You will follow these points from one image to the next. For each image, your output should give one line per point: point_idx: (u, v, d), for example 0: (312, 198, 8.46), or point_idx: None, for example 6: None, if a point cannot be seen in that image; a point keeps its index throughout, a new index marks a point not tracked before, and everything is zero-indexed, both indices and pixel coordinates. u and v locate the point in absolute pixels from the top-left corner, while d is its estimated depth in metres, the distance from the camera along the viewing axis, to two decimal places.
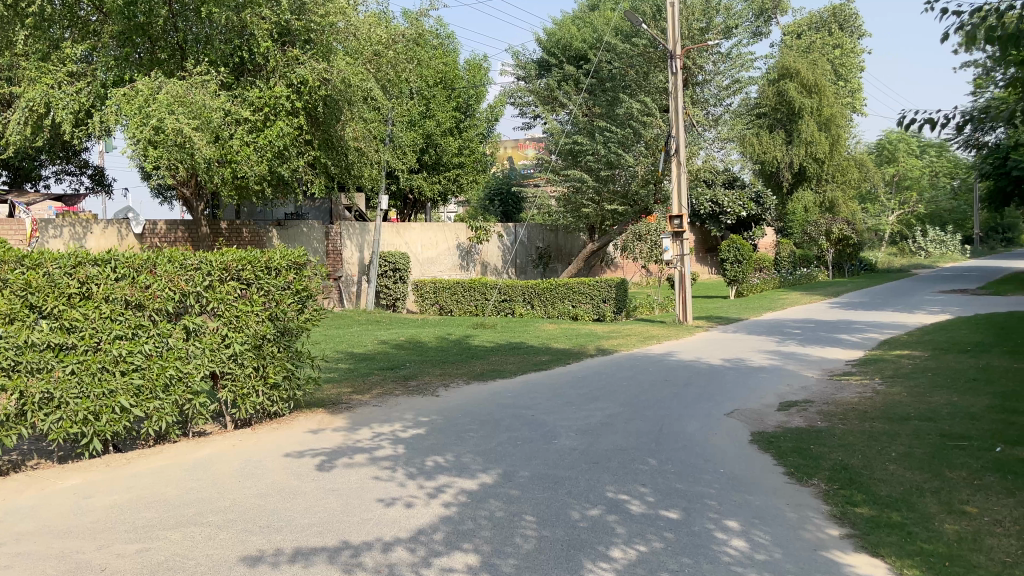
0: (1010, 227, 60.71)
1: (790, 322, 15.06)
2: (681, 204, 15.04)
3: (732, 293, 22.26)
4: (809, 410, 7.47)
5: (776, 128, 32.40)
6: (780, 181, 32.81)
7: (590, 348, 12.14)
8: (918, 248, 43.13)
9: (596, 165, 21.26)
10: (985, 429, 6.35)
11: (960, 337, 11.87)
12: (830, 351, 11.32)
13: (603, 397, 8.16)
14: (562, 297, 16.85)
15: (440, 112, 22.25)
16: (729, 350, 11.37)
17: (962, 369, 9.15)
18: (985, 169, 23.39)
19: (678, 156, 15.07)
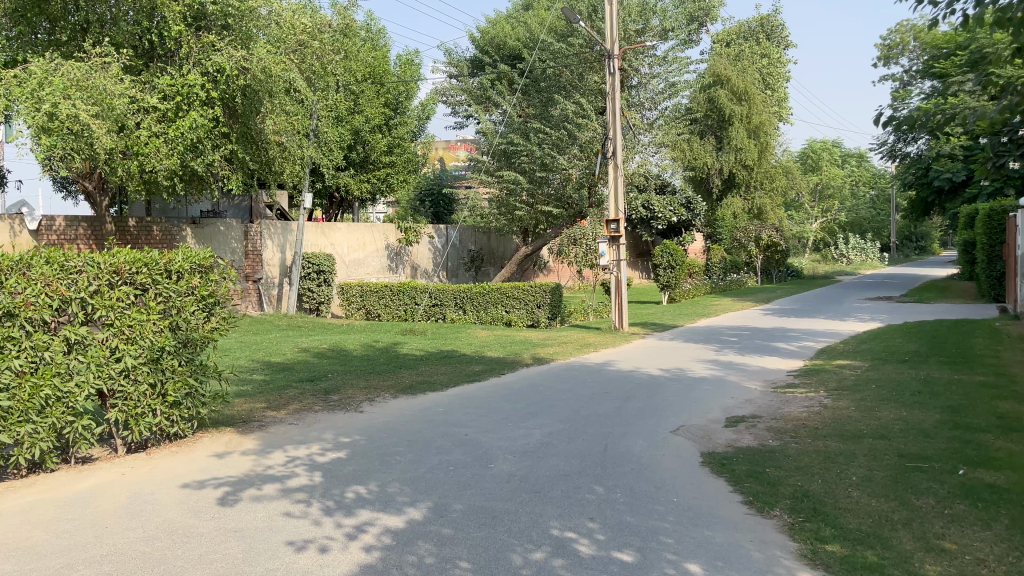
0: (923, 236, 63.06)
1: (726, 328, 14.84)
2: (617, 208, 14.66)
3: (665, 298, 22.10)
4: (758, 426, 7.06)
5: (707, 134, 32.58)
6: (710, 187, 33.05)
7: (525, 356, 11.60)
8: (840, 254, 44.29)
9: (530, 166, 20.77)
10: (942, 448, 6.03)
11: (896, 346, 11.77)
12: (770, 360, 11.04)
13: (541, 412, 7.61)
14: (494, 302, 16.29)
15: (368, 108, 21.41)
16: (668, 359, 11.00)
17: (905, 380, 8.93)
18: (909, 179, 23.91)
19: (615, 158, 14.68)
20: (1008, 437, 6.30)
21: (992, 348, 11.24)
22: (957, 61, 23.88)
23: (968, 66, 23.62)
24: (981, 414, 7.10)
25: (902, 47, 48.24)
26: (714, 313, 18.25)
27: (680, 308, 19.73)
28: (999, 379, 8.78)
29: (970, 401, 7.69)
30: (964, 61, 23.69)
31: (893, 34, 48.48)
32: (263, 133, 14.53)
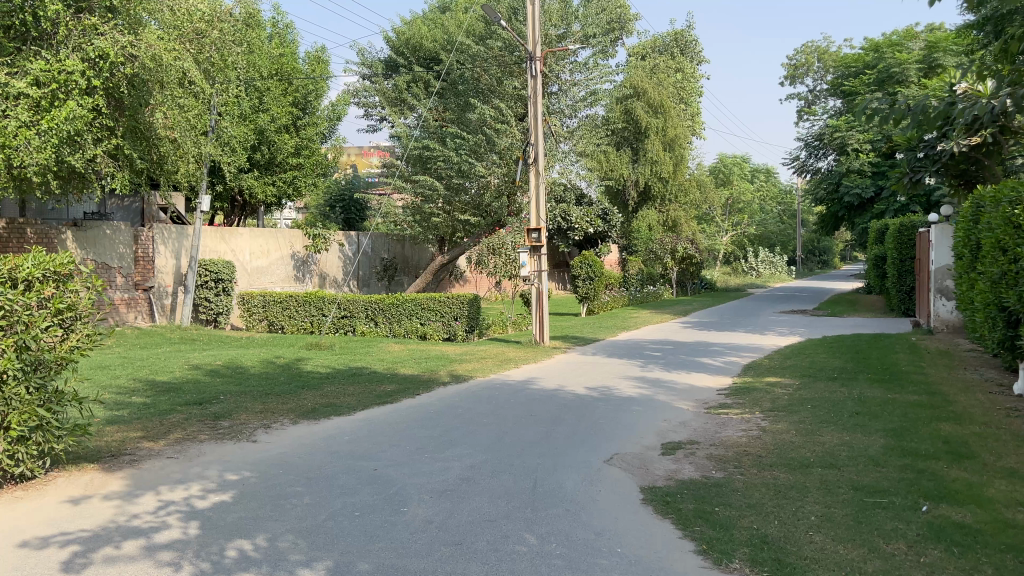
0: (826, 250, 65.30)
1: (649, 343, 14.40)
2: (539, 217, 14.07)
3: (584, 311, 21.67)
4: (697, 454, 6.48)
5: (623, 145, 32.41)
6: (627, 199, 33.02)
7: (441, 374, 10.80)
8: (749, 267, 45.25)
9: (447, 172, 19.98)
10: (896, 479, 5.56)
11: (822, 362, 11.52)
12: (698, 377, 10.57)
13: (461, 440, 6.88)
14: (409, 313, 15.40)
15: (274, 106, 20.19)
16: (593, 376, 10.41)
17: (839, 399, 8.56)
18: (823, 193, 24.18)
19: (536, 165, 14.07)
20: (960, 465, 5.89)
21: (916, 364, 11.11)
22: (866, 80, 24.48)
23: (876, 85, 24.22)
24: (926, 438, 6.72)
25: (807, 67, 49.88)
26: (634, 326, 17.88)
27: (600, 320, 19.29)
28: (933, 397, 8.52)
29: (911, 422, 7.32)
30: (872, 80, 24.29)
31: (799, 54, 50.05)
32: (152, 128, 13.34)
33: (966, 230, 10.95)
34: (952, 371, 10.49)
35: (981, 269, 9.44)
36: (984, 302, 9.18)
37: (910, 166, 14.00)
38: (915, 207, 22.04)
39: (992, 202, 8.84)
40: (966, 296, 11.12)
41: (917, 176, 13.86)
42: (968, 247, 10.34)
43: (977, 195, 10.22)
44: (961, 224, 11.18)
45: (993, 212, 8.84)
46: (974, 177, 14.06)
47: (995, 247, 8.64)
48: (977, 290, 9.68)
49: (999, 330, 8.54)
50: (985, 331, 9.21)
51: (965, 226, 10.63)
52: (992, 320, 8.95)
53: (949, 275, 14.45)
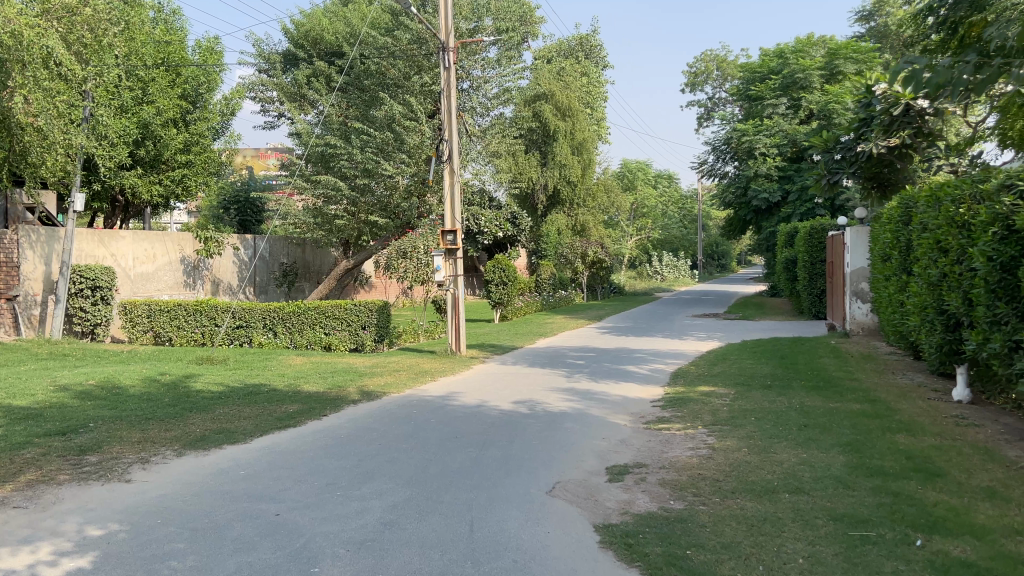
0: (724, 254, 66.97)
1: (569, 350, 13.74)
2: (454, 218, 13.23)
3: (497, 317, 20.90)
4: (648, 481, 5.76)
5: (533, 149, 31.61)
6: (535, 203, 32.49)
7: (349, 390, 9.77)
8: (654, 271, 45.70)
9: (352, 171, 18.84)
10: (874, 505, 4.98)
11: (751, 368, 11.11)
12: (628, 387, 9.93)
13: (378, 472, 5.95)
14: (311, 323, 14.22)
15: (160, 98, 18.52)
16: (518, 389, 9.62)
17: (782, 411, 8.06)
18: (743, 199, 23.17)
19: (451, 162, 13.20)
20: (933, 484, 5.39)
21: (844, 369, 10.84)
22: (771, 85, 24.77)
23: (781, 91, 24.58)
24: (887, 453, 6.23)
25: (707, 75, 50.86)
26: (551, 332, 17.23)
27: (514, 327, 18.56)
28: (876, 406, 8.13)
29: (865, 435, 6.83)
30: (777, 84, 24.60)
31: (699, 62, 51.01)
32: (10, 115, 11.75)
33: (891, 229, 10.82)
34: (882, 376, 10.25)
35: (914, 268, 9.24)
36: (917, 303, 8.98)
37: (829, 168, 13.87)
38: (821, 210, 22.39)
39: (927, 199, 8.63)
40: (890, 298, 10.99)
41: (836, 178, 13.68)
42: (896, 247, 10.16)
43: (905, 194, 10.05)
44: (887, 224, 11.04)
45: (930, 211, 8.61)
46: (889, 180, 13.93)
47: (932, 247, 8.41)
48: (908, 291, 9.46)
49: (938, 332, 8.28)
50: (920, 334, 8.97)
51: (894, 226, 10.39)
52: (928, 323, 8.72)
53: (864, 277, 14.49)
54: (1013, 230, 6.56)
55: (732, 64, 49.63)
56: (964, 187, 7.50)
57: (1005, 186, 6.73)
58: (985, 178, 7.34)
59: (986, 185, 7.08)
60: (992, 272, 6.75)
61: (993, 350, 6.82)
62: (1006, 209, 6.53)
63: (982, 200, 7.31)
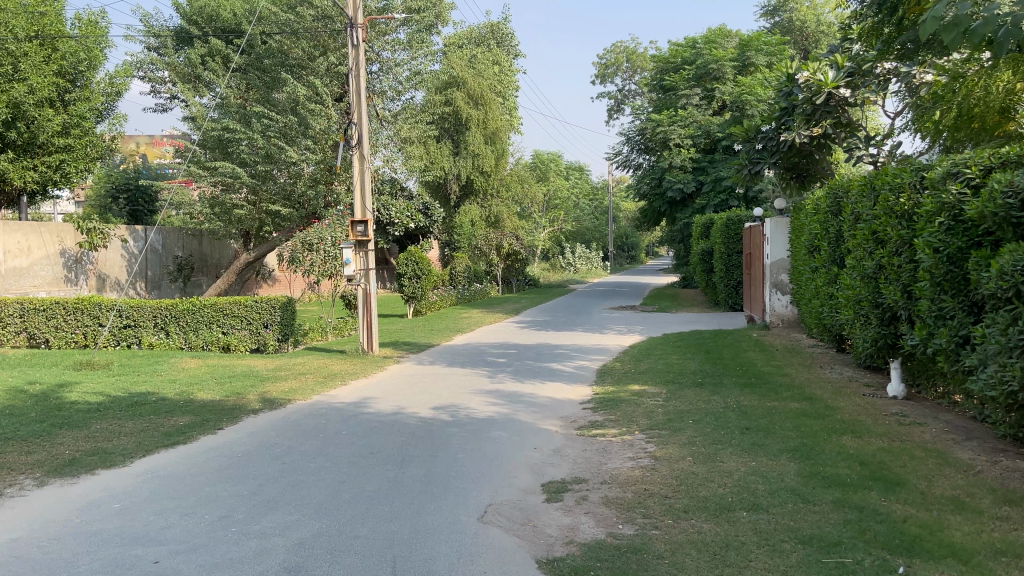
0: (634, 246, 67.64)
1: (489, 347, 13.08)
2: (364, 207, 12.37)
3: (410, 312, 20.05)
4: (590, 500, 5.14)
5: (443, 138, 30.87)
6: (448, 192, 31.60)
7: (250, 398, 8.82)
8: (567, 263, 45.60)
9: (252, 157, 17.62)
10: (840, 523, 4.51)
11: (678, 364, 10.71)
12: (554, 388, 9.34)
13: (281, 501, 5.13)
14: (207, 321, 13.07)
15: (33, 75, 16.81)
16: (437, 393, 8.88)
17: (719, 411, 7.62)
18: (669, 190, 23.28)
19: (361, 147, 12.31)
20: (896, 495, 4.98)
21: (772, 364, 10.56)
22: (684, 76, 24.81)
23: (694, 81, 24.65)
24: (838, 459, 5.82)
25: (617, 66, 51.01)
26: (467, 327, 16.53)
27: (429, 322, 17.75)
28: (813, 404, 7.78)
29: (810, 439, 6.43)
30: (690, 75, 24.68)
31: (609, 53, 51.16)
32: None
33: (818, 219, 10.64)
34: (810, 370, 10.02)
35: (846, 260, 9.01)
36: (850, 297, 8.75)
37: (750, 157, 13.78)
38: (734, 201, 22.53)
39: (860, 188, 8.40)
40: (815, 290, 10.82)
41: (757, 167, 13.63)
42: (824, 238, 9.95)
43: (833, 184, 9.83)
44: (813, 214, 10.84)
45: (864, 201, 8.35)
46: (807, 171, 13.90)
47: (867, 238, 8.16)
48: (839, 283, 9.23)
49: (874, 326, 8.04)
50: (852, 328, 8.74)
51: (821, 217, 10.19)
52: (862, 317, 8.48)
53: (784, 269, 14.43)
54: (960, 220, 6.29)
55: (641, 57, 50.00)
56: (904, 176, 7.23)
57: (952, 174, 6.45)
58: (926, 165, 7.10)
59: (929, 174, 6.81)
60: (939, 264, 6.46)
61: (938, 345, 6.55)
62: (954, 198, 6.26)
63: (924, 188, 7.05)
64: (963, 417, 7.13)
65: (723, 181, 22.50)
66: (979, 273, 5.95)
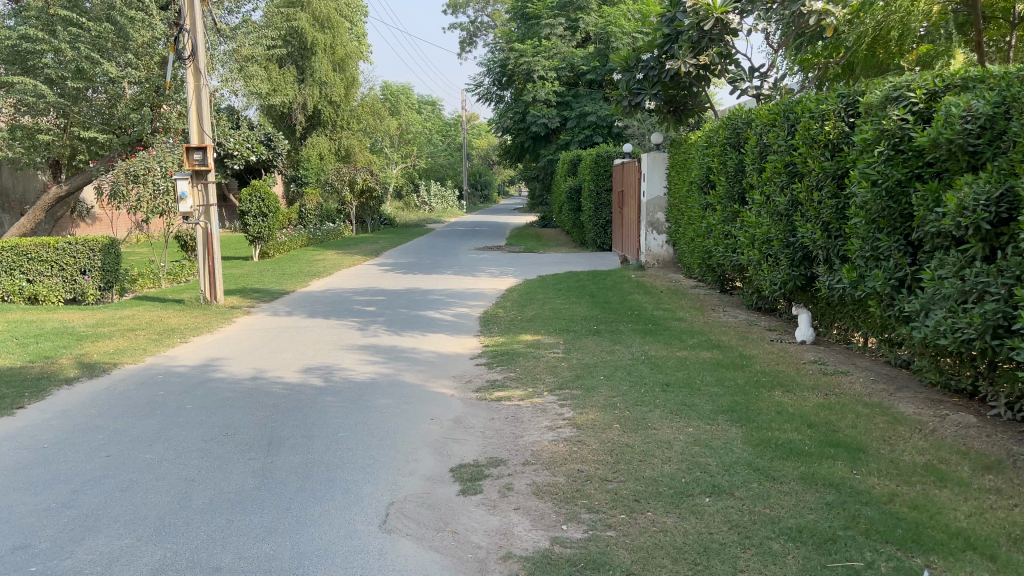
0: (486, 185, 66.76)
1: (353, 294, 11.76)
2: (202, 132, 10.50)
3: (256, 254, 18.17)
4: (516, 490, 4.15)
5: (286, 63, 28.26)
6: (293, 123, 29.13)
7: (61, 363, 7.13)
8: (421, 202, 44.04)
9: (60, 73, 14.97)
10: (821, 508, 3.76)
11: (566, 310, 9.90)
12: (437, 341, 8.27)
13: (104, 515, 3.79)
14: (7, 268, 10.92)
15: None
16: (302, 352, 7.59)
17: (629, 364, 6.84)
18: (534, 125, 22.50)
19: (194, 61, 10.25)
20: (865, 463, 4.33)
21: (662, 308, 9.99)
22: (547, 4, 23.92)
23: (558, 10, 23.83)
24: (780, 420, 5.15)
25: None
26: (324, 271, 15.01)
27: (279, 266, 16.02)
28: (725, 353, 7.16)
29: (740, 396, 5.75)
30: (553, 4, 23.81)
31: None
32: None
33: (711, 152, 10.05)
34: (703, 313, 9.50)
35: (750, 196, 8.44)
36: (754, 236, 8.21)
37: (630, 88, 13.03)
38: (598, 138, 22.02)
39: (770, 117, 7.76)
40: (705, 229, 10.30)
41: (637, 99, 12.90)
42: (721, 173, 9.37)
43: (732, 115, 9.20)
44: (704, 147, 10.26)
45: (775, 132, 7.71)
46: (684, 105, 13.47)
47: (779, 172, 7.56)
48: (741, 221, 8.67)
49: (784, 267, 7.50)
50: (755, 270, 8.21)
51: (717, 150, 9.57)
52: (769, 258, 7.93)
53: (660, 208, 13.95)
54: (901, 149, 5.68)
55: None
56: (829, 102, 6.59)
57: (891, 99, 5.83)
58: (853, 91, 6.48)
59: (862, 100, 6.18)
60: (875, 199, 5.86)
61: (870, 289, 6.00)
62: (894, 125, 5.64)
63: (851, 117, 6.44)
64: (881, 364, 6.72)
65: (588, 117, 21.88)
66: (926, 209, 5.38)
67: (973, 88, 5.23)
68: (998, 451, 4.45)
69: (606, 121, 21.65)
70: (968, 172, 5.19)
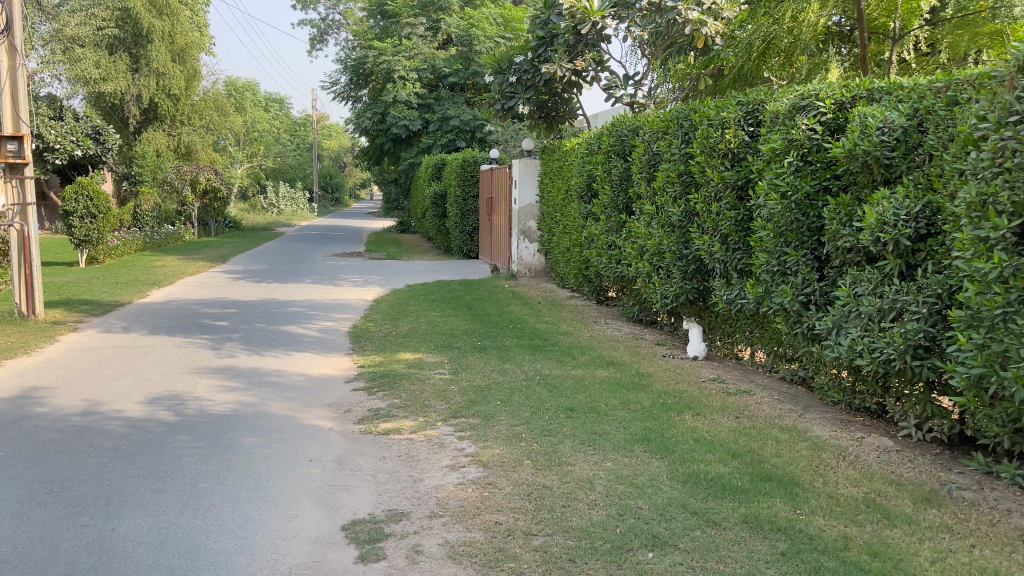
0: (338, 187, 64.71)
1: (201, 306, 10.55)
2: (17, 120, 8.94)
3: (83, 259, 16.23)
4: (427, 552, 3.48)
5: (117, 49, 25.78)
6: (125, 115, 26.63)
7: None
8: (269, 204, 41.84)
9: None
10: (778, 560, 3.34)
11: (443, 324, 9.25)
12: (304, 362, 7.39)
13: None
14: None
15: None
16: (144, 378, 6.48)
17: (525, 386, 6.29)
18: (394, 127, 21.70)
19: (9, 37, 8.68)
20: (806, 498, 3.98)
21: (543, 320, 9.54)
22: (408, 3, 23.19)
23: (419, 10, 23.15)
24: (701, 450, 4.75)
25: None
26: (165, 279, 13.52)
27: (111, 273, 14.30)
28: (622, 371, 6.76)
29: (651, 421, 5.31)
30: (414, 3, 23.13)
31: None
32: None
33: (592, 160, 9.75)
34: (587, 327, 9.14)
35: (637, 206, 8.16)
36: (642, 248, 7.92)
37: (503, 91, 12.52)
38: (461, 142, 21.55)
39: (662, 125, 7.49)
40: (584, 239, 9.98)
41: (510, 103, 12.46)
42: (604, 182, 9.07)
43: (617, 121, 8.93)
44: (584, 155, 9.95)
45: (666, 139, 7.44)
46: (555, 111, 13.15)
47: (672, 182, 7.29)
48: (628, 231, 8.36)
49: (676, 280, 7.22)
50: (644, 282, 7.92)
51: (601, 157, 9.26)
52: (659, 271, 7.63)
53: (531, 216, 13.67)
54: (809, 161, 5.48)
55: None
56: (729, 110, 6.37)
57: (798, 108, 5.61)
58: (753, 100, 6.27)
59: (766, 109, 5.98)
60: (782, 211, 5.63)
61: (776, 305, 5.76)
62: (803, 134, 5.41)
63: (752, 126, 6.24)
64: (778, 381, 6.55)
65: (451, 120, 21.40)
66: (838, 223, 5.18)
67: (884, 99, 5.07)
68: (929, 480, 4.25)
69: (469, 126, 21.42)
70: (881, 185, 5.01)
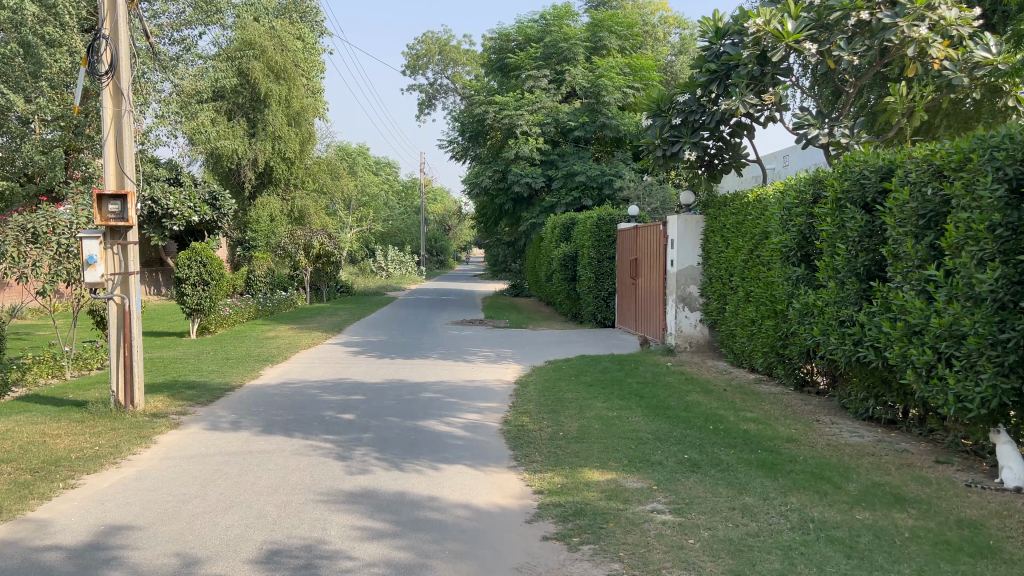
0: (443, 250, 64.36)
1: (320, 391, 8.90)
2: (121, 174, 7.58)
3: (193, 329, 15.16)
4: None
5: (235, 115, 25.64)
6: (241, 180, 26.35)
7: None
8: (378, 268, 41.24)
9: None
10: None
11: (620, 421, 7.25)
12: (460, 482, 5.53)
13: None
14: None
15: None
16: (257, 512, 4.73)
17: (804, 543, 4.19)
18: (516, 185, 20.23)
19: (115, 76, 7.49)
20: None
21: (748, 417, 7.44)
22: (531, 54, 22.01)
23: (542, 61, 21.89)
24: None
25: (428, 58, 47.27)
26: (279, 354, 12.10)
27: (221, 346, 13.02)
28: (935, 517, 4.56)
29: None
30: (537, 54, 21.92)
31: (419, 43, 47.41)
32: None
33: (808, 213, 7.76)
34: (811, 428, 6.97)
35: (899, 270, 6.06)
36: (914, 327, 5.78)
37: (664, 136, 10.73)
38: (588, 200, 19.81)
39: (954, 162, 5.44)
40: (793, 310, 7.91)
41: (674, 149, 10.61)
42: (834, 239, 7.02)
43: (853, 160, 6.95)
44: (792, 207, 7.98)
45: (963, 177, 5.36)
46: (718, 158, 11.29)
47: (975, 238, 5.17)
48: (884, 302, 6.26)
49: (986, 377, 5.03)
50: (919, 375, 5.73)
51: (825, 207, 7.26)
52: (949, 360, 5.43)
53: (692, 280, 11.62)
54: None
55: (454, 49, 46.98)
56: None
57: None
58: None
59: None
60: None
61: None
62: None
63: None
64: None
65: (577, 176, 19.71)
66: None
67: None
68: None
69: (596, 182, 19.63)
70: None
